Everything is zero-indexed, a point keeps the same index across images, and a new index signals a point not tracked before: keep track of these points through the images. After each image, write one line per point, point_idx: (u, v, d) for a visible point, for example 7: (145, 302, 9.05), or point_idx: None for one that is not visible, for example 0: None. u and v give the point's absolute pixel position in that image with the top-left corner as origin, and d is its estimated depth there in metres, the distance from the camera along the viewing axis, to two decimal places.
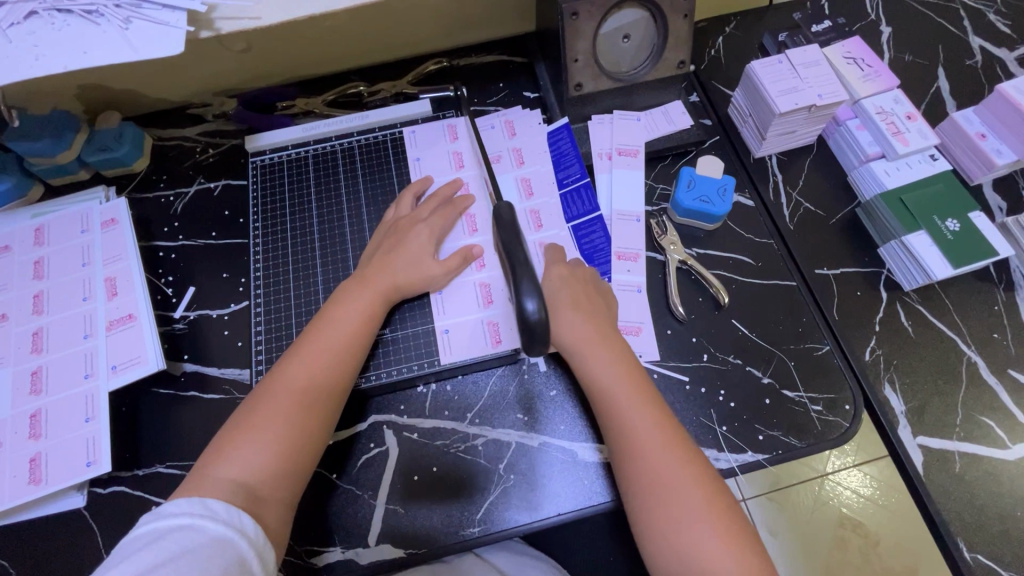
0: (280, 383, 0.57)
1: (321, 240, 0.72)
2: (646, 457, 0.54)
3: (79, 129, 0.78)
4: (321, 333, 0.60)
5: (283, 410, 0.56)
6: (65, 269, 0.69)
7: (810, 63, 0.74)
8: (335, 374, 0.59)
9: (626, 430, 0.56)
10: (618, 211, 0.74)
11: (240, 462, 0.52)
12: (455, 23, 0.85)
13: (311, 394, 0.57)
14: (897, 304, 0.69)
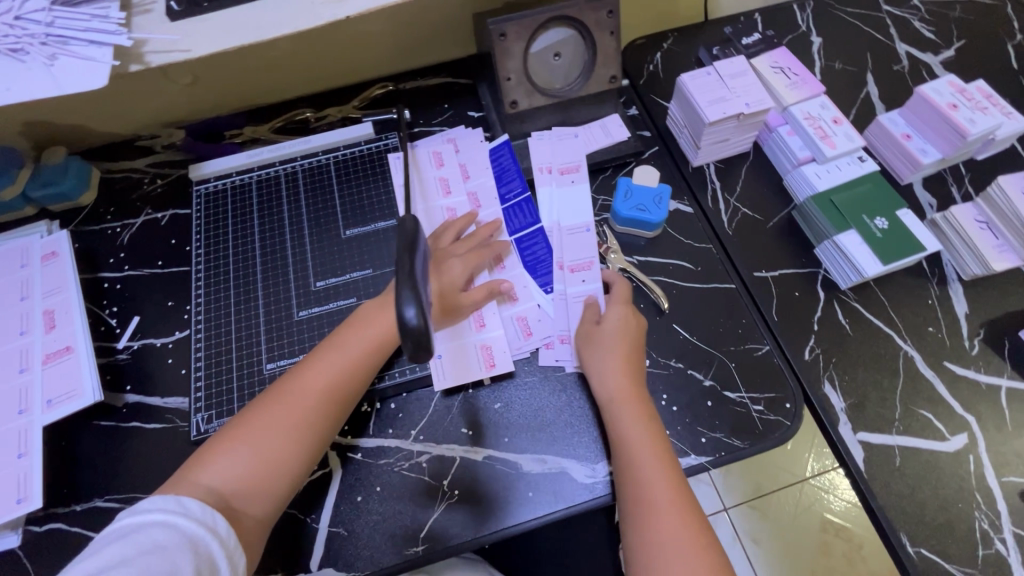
0: (280, 396, 0.57)
1: (265, 263, 0.72)
2: (643, 481, 0.55)
3: (23, 165, 0.79)
4: (335, 351, 0.60)
5: (278, 425, 0.55)
6: (4, 304, 0.68)
7: (736, 73, 0.76)
8: (339, 393, 0.58)
9: (632, 456, 0.57)
10: (563, 225, 0.74)
11: (224, 471, 0.53)
12: (398, 48, 0.88)
13: (310, 411, 0.57)
14: (835, 302, 0.70)
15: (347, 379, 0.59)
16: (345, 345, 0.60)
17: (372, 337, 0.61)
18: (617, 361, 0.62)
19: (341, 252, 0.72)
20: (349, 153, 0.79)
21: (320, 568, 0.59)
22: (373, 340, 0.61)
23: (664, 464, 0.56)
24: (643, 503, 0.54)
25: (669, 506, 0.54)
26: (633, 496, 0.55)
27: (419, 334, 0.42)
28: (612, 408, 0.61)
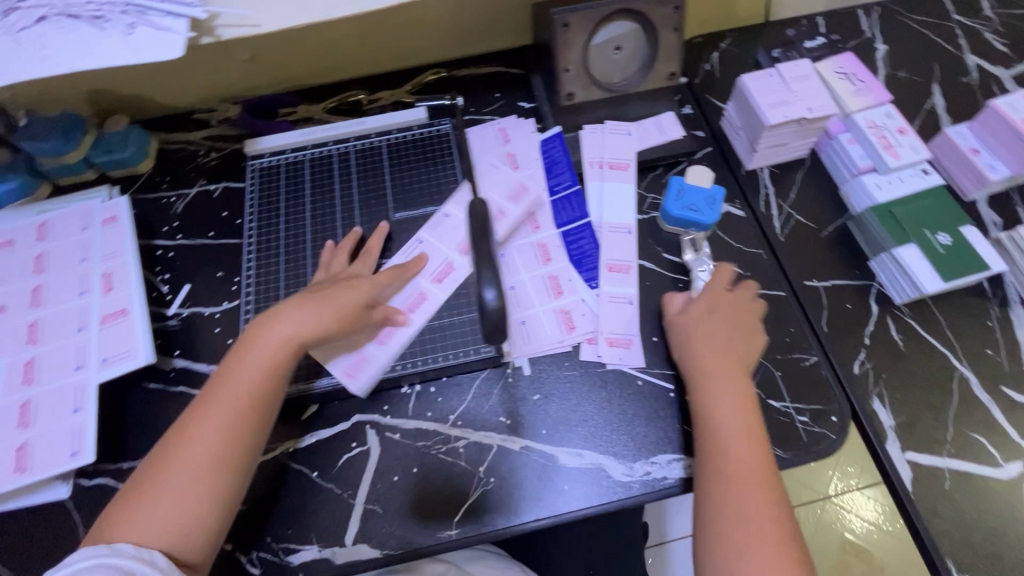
0: (193, 435, 0.55)
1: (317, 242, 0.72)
2: (726, 459, 0.56)
3: (88, 130, 0.81)
4: (233, 376, 0.59)
5: (189, 467, 0.54)
6: (65, 264, 0.70)
7: (800, 77, 0.75)
8: (246, 418, 0.57)
9: (720, 434, 0.57)
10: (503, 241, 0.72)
11: (145, 522, 0.52)
12: (453, 35, 0.88)
13: (224, 440, 0.56)
14: (888, 317, 0.68)
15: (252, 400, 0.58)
16: (240, 369, 0.59)
17: (261, 358, 0.59)
18: (705, 347, 0.62)
19: (388, 234, 0.73)
20: (401, 137, 0.79)
21: (354, 544, 0.59)
22: (264, 360, 0.59)
23: (752, 447, 0.56)
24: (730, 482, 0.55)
25: (753, 489, 0.54)
26: (717, 475, 0.56)
27: None
28: (696, 376, 0.62)
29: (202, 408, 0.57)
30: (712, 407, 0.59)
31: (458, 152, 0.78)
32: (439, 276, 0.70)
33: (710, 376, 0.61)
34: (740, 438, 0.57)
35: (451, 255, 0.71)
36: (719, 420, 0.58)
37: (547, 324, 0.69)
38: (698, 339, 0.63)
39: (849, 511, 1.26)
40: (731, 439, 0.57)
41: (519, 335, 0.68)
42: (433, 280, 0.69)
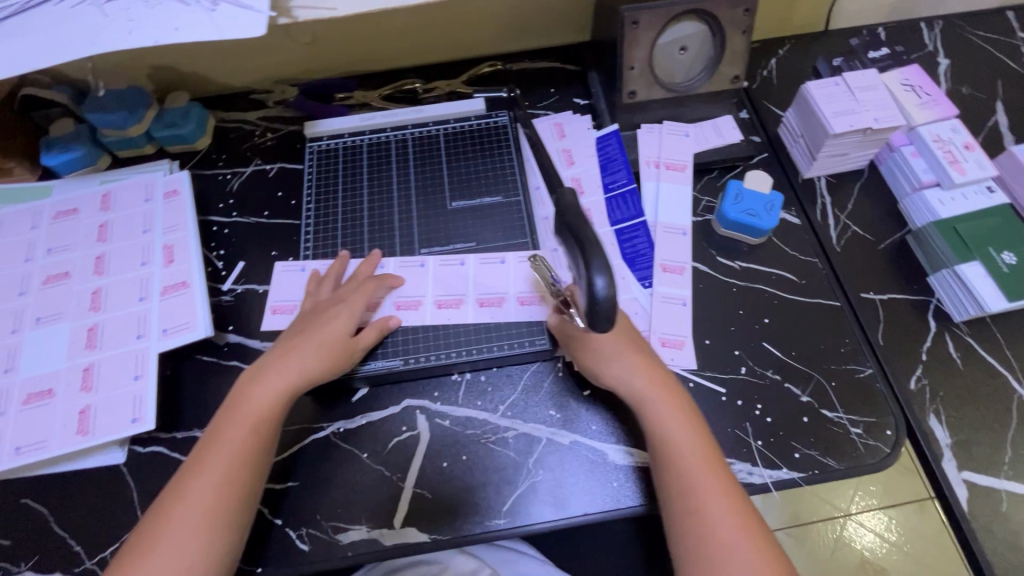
0: (187, 484, 0.54)
1: (401, 259, 0.71)
2: (687, 478, 0.55)
3: (150, 105, 0.81)
4: (223, 426, 0.57)
5: (190, 514, 0.53)
6: (127, 234, 0.72)
7: (866, 86, 0.74)
8: (245, 461, 0.56)
9: (674, 453, 0.56)
10: (480, 256, 0.71)
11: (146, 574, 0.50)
12: (512, 28, 0.88)
13: (217, 494, 0.54)
14: (946, 335, 0.68)
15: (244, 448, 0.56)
16: (232, 417, 0.58)
17: (254, 408, 0.58)
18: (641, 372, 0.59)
19: (446, 222, 0.74)
20: (458, 127, 0.81)
21: (403, 526, 0.60)
22: (257, 408, 0.58)
23: (708, 461, 0.56)
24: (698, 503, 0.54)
25: (721, 504, 0.53)
26: (685, 497, 0.54)
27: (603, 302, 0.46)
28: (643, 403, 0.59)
29: (193, 466, 0.55)
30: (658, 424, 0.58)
31: (515, 140, 0.79)
32: (524, 300, 0.69)
33: (650, 394, 0.59)
34: (697, 453, 0.56)
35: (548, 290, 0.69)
36: (670, 439, 0.57)
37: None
38: (627, 355, 0.60)
39: (870, 531, 1.25)
40: (688, 456, 0.56)
41: None
42: (517, 300, 0.69)
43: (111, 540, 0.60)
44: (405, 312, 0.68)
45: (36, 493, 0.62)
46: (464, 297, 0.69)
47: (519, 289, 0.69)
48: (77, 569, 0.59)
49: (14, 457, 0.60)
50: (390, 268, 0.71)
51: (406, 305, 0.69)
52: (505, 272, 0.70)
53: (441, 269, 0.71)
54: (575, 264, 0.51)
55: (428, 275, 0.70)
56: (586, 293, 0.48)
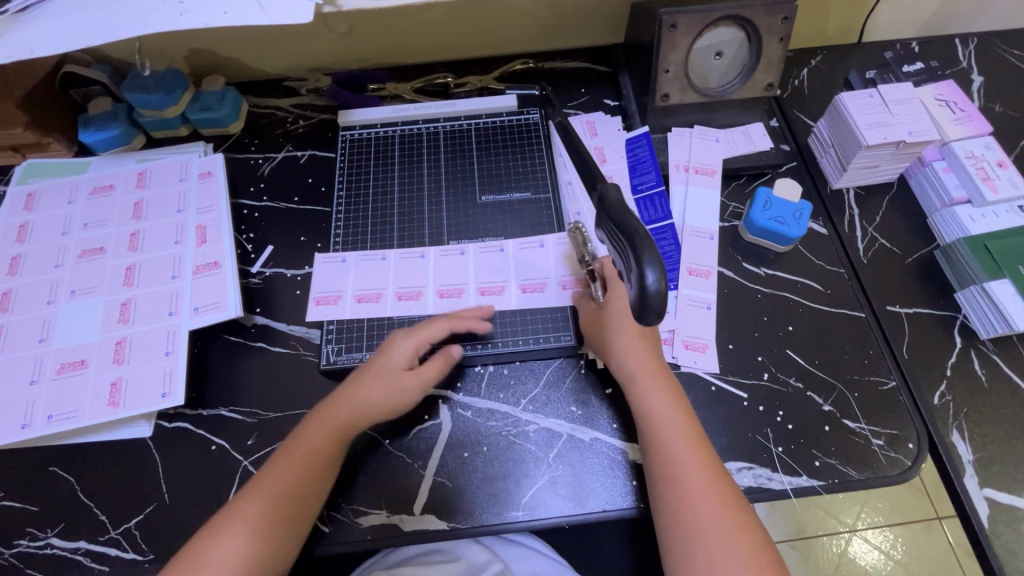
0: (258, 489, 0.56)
1: (441, 248, 0.73)
2: (670, 453, 0.55)
3: (187, 87, 0.82)
4: (291, 450, 0.58)
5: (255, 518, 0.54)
6: (162, 213, 0.74)
7: (901, 100, 0.74)
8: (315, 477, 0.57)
9: (660, 430, 0.57)
10: (519, 241, 0.73)
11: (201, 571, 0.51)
12: (546, 27, 0.88)
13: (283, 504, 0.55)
14: (971, 351, 0.67)
15: (312, 475, 0.57)
16: (304, 445, 0.58)
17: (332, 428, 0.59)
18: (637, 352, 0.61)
19: (474, 216, 0.75)
20: (490, 122, 0.82)
21: (422, 514, 0.61)
22: (331, 432, 0.59)
23: (693, 438, 0.56)
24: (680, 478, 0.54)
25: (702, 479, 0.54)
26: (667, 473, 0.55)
27: (653, 298, 0.47)
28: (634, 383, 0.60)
29: (260, 485, 0.56)
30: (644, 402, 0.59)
31: (547, 139, 0.80)
32: (566, 284, 0.70)
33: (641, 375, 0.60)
34: (682, 429, 0.57)
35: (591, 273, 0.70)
36: (657, 417, 0.58)
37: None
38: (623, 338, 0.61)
39: (878, 548, 1.23)
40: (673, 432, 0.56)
41: None
42: (560, 284, 0.70)
43: (135, 511, 0.61)
44: (450, 300, 0.69)
45: (64, 462, 0.64)
46: (507, 283, 0.70)
47: (562, 274, 0.70)
48: (101, 538, 0.60)
49: (46, 424, 0.62)
50: (431, 258, 0.72)
51: (449, 294, 0.70)
52: (548, 255, 0.71)
53: (482, 256, 0.72)
54: (623, 261, 0.52)
55: (471, 262, 0.72)
56: (635, 288, 0.49)
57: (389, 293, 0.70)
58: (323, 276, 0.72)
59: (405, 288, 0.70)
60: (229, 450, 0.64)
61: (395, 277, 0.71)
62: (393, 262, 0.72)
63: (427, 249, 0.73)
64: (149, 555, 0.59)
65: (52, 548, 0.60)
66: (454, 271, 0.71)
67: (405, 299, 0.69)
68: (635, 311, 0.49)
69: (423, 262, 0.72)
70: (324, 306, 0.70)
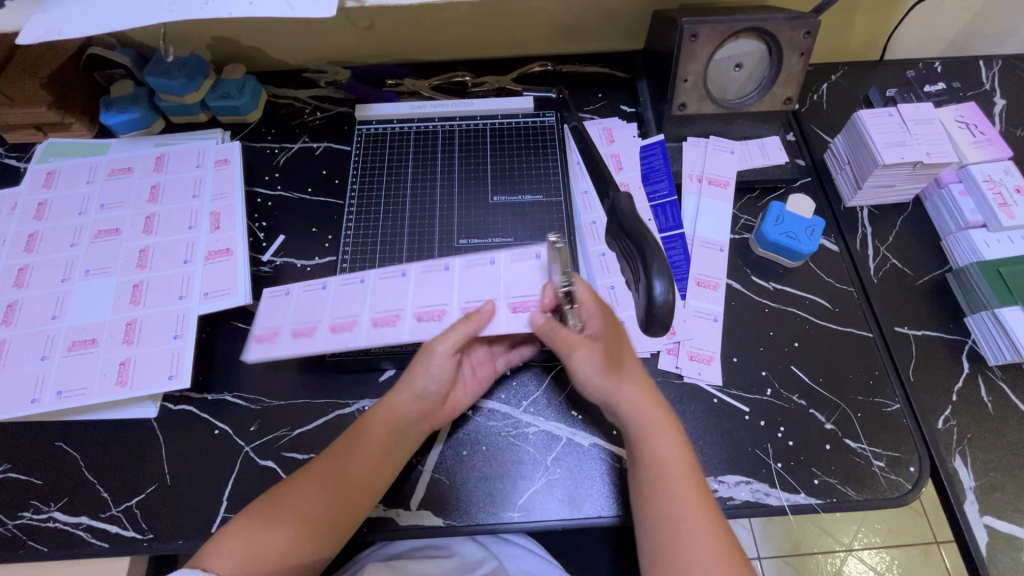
0: (319, 467, 0.57)
1: (382, 271, 0.67)
2: (671, 506, 0.53)
3: (208, 75, 0.82)
4: (326, 458, 0.58)
5: (313, 493, 0.56)
6: (177, 198, 0.75)
7: (921, 120, 0.73)
8: (375, 464, 0.58)
9: (664, 482, 0.54)
10: (465, 259, 0.66)
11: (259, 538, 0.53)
12: (567, 30, 0.88)
13: (340, 483, 0.56)
14: (979, 377, 0.67)
15: (349, 492, 0.56)
16: (344, 459, 0.57)
17: (392, 416, 0.60)
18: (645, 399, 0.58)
19: (484, 216, 0.75)
20: (505, 123, 0.82)
21: (417, 509, 0.61)
22: (392, 422, 0.60)
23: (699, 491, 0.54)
24: (677, 535, 0.52)
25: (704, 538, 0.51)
26: (665, 527, 0.52)
27: (659, 309, 0.47)
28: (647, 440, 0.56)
29: (278, 502, 0.55)
30: (650, 450, 0.55)
31: (562, 143, 0.80)
32: (517, 307, 0.61)
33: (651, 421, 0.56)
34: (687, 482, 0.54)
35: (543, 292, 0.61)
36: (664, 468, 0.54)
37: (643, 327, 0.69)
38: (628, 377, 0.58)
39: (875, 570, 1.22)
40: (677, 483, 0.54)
41: None
42: (510, 306, 0.61)
43: (136, 490, 0.62)
44: (385, 329, 0.62)
45: (70, 438, 0.65)
46: (448, 306, 0.63)
47: (512, 295, 0.62)
48: (102, 515, 0.61)
49: (55, 401, 0.63)
50: (370, 283, 0.66)
51: (384, 321, 0.62)
52: (496, 274, 0.64)
53: (425, 277, 0.66)
54: (630, 269, 0.52)
55: (411, 284, 0.65)
56: (642, 297, 0.49)
57: (321, 324, 0.62)
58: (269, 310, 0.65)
59: (338, 319, 0.63)
60: (231, 435, 0.64)
61: (328, 307, 0.64)
62: (329, 291, 0.65)
63: (366, 274, 0.67)
64: (148, 534, 0.60)
65: (53, 521, 0.61)
66: (391, 296, 0.65)
67: (339, 331, 0.62)
68: (641, 320, 0.50)
69: (361, 288, 0.66)
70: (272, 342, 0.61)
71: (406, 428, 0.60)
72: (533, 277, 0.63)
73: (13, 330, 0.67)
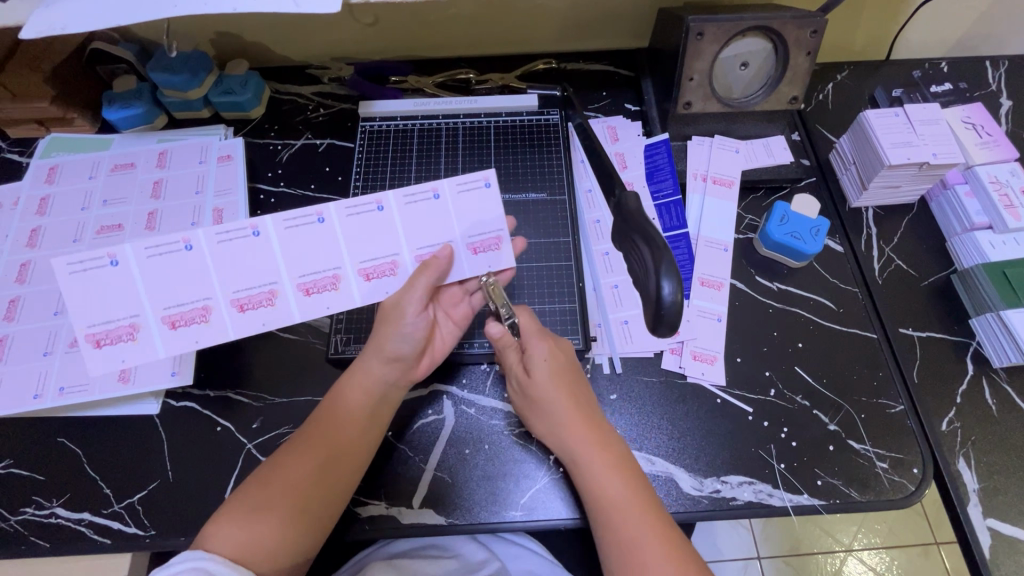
0: (303, 444, 0.56)
1: (285, 217, 0.57)
2: (619, 532, 0.54)
3: (211, 70, 0.82)
4: (307, 435, 0.57)
5: (300, 473, 0.55)
6: (180, 194, 0.76)
7: (927, 121, 0.73)
8: (359, 434, 0.58)
9: (606, 507, 0.55)
10: (401, 192, 0.58)
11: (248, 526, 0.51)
12: (572, 27, 0.88)
13: (327, 459, 0.56)
14: (983, 379, 0.67)
15: (339, 465, 0.56)
16: (328, 433, 0.57)
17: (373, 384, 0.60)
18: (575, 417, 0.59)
19: None
20: (509, 121, 0.82)
21: (420, 507, 0.61)
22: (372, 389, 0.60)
23: (644, 509, 0.54)
24: (631, 557, 0.53)
25: (658, 557, 0.52)
26: (620, 554, 0.53)
27: (667, 308, 0.47)
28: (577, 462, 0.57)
29: (265, 482, 0.54)
30: (586, 478, 0.57)
31: (566, 142, 0.80)
32: (479, 247, 0.61)
33: (584, 453, 0.57)
34: (630, 504, 0.55)
35: (503, 228, 0.61)
36: (602, 495, 0.56)
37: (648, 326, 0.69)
38: (558, 407, 0.59)
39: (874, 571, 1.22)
40: (618, 506, 0.55)
41: (618, 336, 0.68)
42: (470, 248, 0.61)
43: (139, 486, 0.62)
44: (322, 294, 0.61)
45: (72, 434, 0.65)
46: (398, 257, 0.60)
47: (470, 235, 0.61)
48: (105, 511, 0.61)
49: (57, 397, 0.63)
50: (271, 232, 0.58)
51: (318, 288, 0.60)
52: (443, 209, 0.59)
53: (349, 220, 0.58)
54: (636, 268, 0.52)
55: (335, 232, 0.59)
56: (648, 297, 0.49)
57: (223, 303, 0.59)
58: (171, 281, 0.58)
59: (246, 293, 0.60)
60: (233, 432, 0.64)
61: (235, 274, 0.59)
62: (221, 253, 0.58)
63: (260, 222, 0.57)
64: (150, 530, 0.60)
65: (56, 517, 0.61)
66: (310, 246, 0.59)
67: (252, 308, 0.60)
68: (648, 319, 0.50)
69: (263, 241, 0.58)
70: (188, 329, 0.60)
71: (386, 393, 0.60)
72: (488, 207, 0.60)
73: (15, 326, 0.67)
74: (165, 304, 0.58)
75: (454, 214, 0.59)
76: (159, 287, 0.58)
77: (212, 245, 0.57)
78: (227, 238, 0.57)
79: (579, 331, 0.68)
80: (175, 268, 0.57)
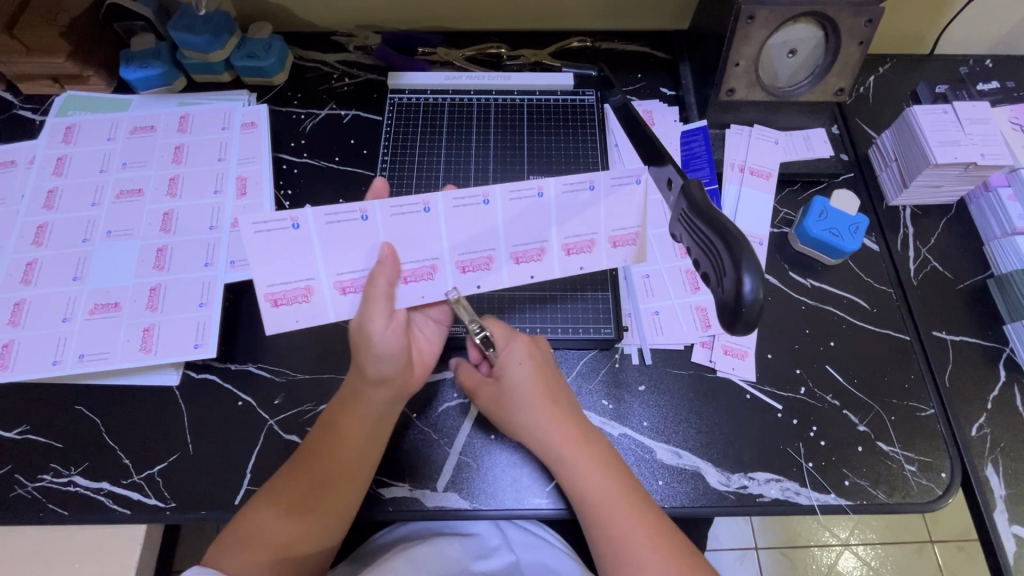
0: (309, 453, 0.55)
1: (391, 202, 0.52)
2: (602, 522, 0.54)
3: (234, 32, 0.78)
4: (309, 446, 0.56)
5: (305, 483, 0.54)
6: (202, 160, 0.73)
7: (977, 119, 0.71)
8: (366, 440, 0.56)
9: (589, 497, 0.55)
10: (561, 179, 0.53)
11: (267, 534, 0.52)
12: (610, 4, 0.84)
13: (331, 465, 0.55)
14: (1014, 386, 0.66)
15: (343, 472, 0.55)
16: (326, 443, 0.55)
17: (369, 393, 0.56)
18: (555, 421, 0.57)
19: None
20: (544, 100, 0.79)
21: (444, 491, 0.60)
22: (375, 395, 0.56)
23: (630, 502, 0.54)
24: (620, 552, 0.52)
25: (641, 542, 0.52)
26: (604, 540, 0.53)
27: (750, 306, 0.43)
28: (555, 456, 0.57)
29: (273, 487, 0.54)
30: (567, 474, 0.56)
31: (601, 124, 0.78)
32: (617, 240, 0.57)
33: (564, 452, 0.56)
34: (615, 499, 0.54)
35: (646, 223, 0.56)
36: (584, 485, 0.55)
37: (679, 318, 0.67)
38: (529, 408, 0.58)
39: (868, 565, 1.23)
40: (603, 501, 0.54)
41: (649, 327, 0.67)
42: (611, 242, 0.56)
43: (159, 458, 0.61)
44: (418, 283, 0.55)
45: (90, 402, 0.63)
46: (547, 244, 0.56)
47: (613, 228, 0.56)
48: (124, 482, 0.60)
49: (77, 363, 0.62)
50: (378, 219, 0.52)
51: (415, 277, 0.55)
52: (598, 204, 0.54)
53: (455, 212, 0.53)
54: (711, 263, 0.47)
55: (438, 223, 0.53)
56: (726, 292, 0.44)
57: (327, 284, 0.53)
58: (271, 256, 0.51)
59: (350, 275, 0.54)
60: (255, 407, 0.63)
61: (340, 255, 0.53)
62: (329, 236, 0.52)
63: (369, 207, 0.51)
64: (170, 503, 0.59)
65: (75, 485, 0.60)
66: (415, 237, 0.53)
67: (354, 292, 0.54)
68: (722, 319, 0.46)
69: (370, 226, 0.52)
70: (290, 306, 0.54)
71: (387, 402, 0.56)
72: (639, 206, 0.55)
73: (33, 289, 0.65)
74: (270, 280, 0.52)
75: (604, 209, 0.54)
76: (263, 263, 0.51)
77: (322, 227, 0.51)
78: (335, 218, 0.51)
79: (612, 322, 0.66)
80: (280, 250, 0.51)
